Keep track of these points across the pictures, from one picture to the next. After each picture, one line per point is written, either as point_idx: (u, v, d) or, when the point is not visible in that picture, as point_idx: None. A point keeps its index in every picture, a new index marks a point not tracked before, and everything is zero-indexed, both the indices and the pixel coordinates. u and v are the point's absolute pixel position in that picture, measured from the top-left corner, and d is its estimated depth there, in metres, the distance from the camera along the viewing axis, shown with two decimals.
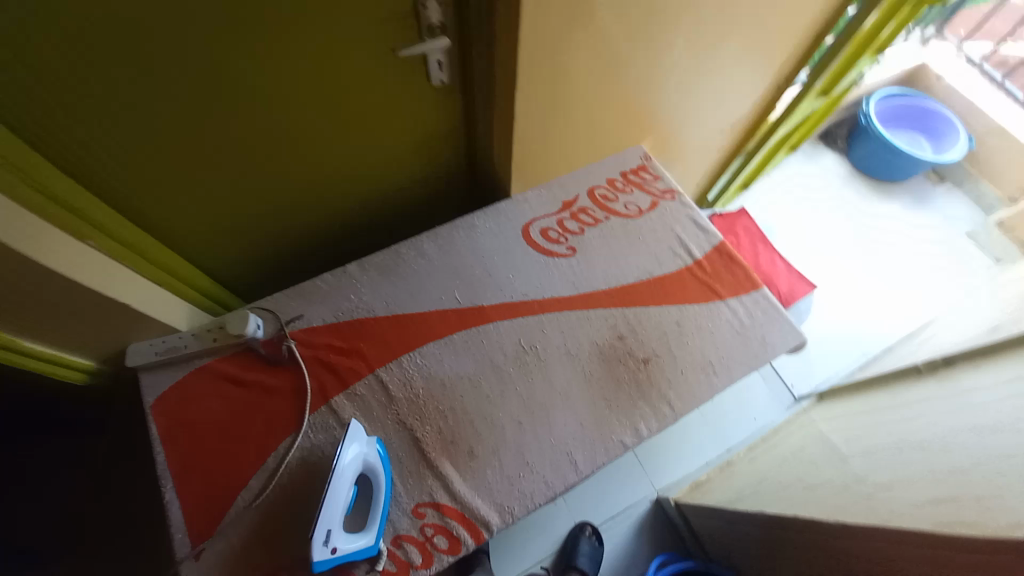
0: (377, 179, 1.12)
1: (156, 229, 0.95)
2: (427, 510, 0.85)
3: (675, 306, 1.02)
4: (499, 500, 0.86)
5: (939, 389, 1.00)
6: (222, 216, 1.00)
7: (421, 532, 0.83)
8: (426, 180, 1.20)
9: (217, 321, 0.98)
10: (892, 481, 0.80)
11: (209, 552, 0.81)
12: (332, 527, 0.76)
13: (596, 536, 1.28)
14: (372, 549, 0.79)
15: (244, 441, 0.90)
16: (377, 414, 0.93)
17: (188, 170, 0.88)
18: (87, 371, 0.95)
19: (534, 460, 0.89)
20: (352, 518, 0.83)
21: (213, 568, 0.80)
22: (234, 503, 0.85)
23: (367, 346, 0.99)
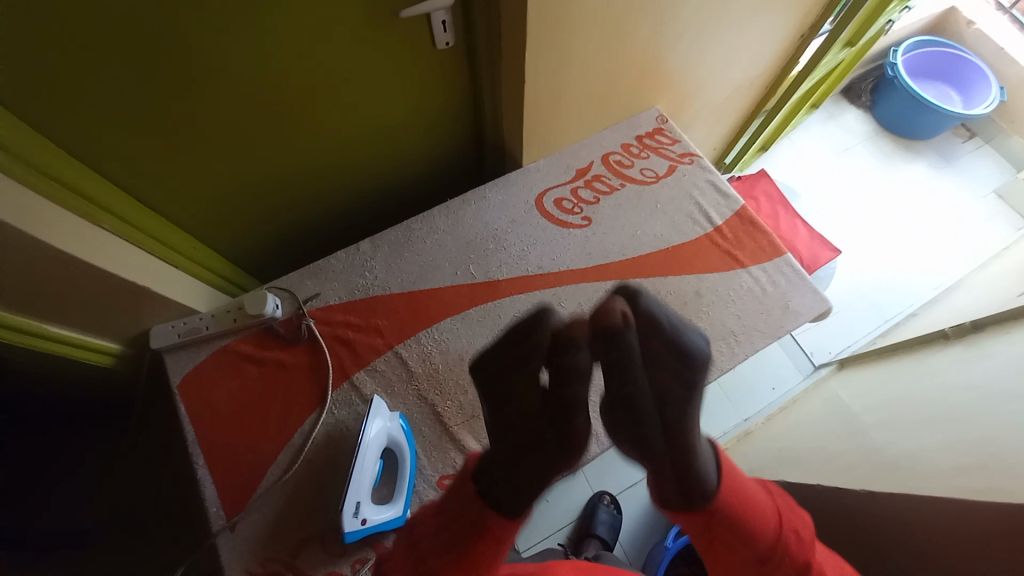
0: (387, 154, 1.09)
1: (168, 213, 0.94)
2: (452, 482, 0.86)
3: (695, 276, 1.00)
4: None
5: (966, 356, 0.98)
6: (233, 196, 0.99)
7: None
8: (435, 153, 1.17)
9: (236, 301, 0.98)
10: (919, 451, 0.79)
11: (243, 526, 0.84)
12: (362, 501, 0.78)
13: (614, 505, 1.31)
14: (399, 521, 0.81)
15: (270, 417, 0.92)
16: (398, 389, 0.94)
17: (194, 151, 0.86)
18: (114, 355, 0.98)
19: None
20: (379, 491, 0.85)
21: (248, 539, 0.83)
22: (263, 478, 0.87)
23: (384, 323, 0.99)
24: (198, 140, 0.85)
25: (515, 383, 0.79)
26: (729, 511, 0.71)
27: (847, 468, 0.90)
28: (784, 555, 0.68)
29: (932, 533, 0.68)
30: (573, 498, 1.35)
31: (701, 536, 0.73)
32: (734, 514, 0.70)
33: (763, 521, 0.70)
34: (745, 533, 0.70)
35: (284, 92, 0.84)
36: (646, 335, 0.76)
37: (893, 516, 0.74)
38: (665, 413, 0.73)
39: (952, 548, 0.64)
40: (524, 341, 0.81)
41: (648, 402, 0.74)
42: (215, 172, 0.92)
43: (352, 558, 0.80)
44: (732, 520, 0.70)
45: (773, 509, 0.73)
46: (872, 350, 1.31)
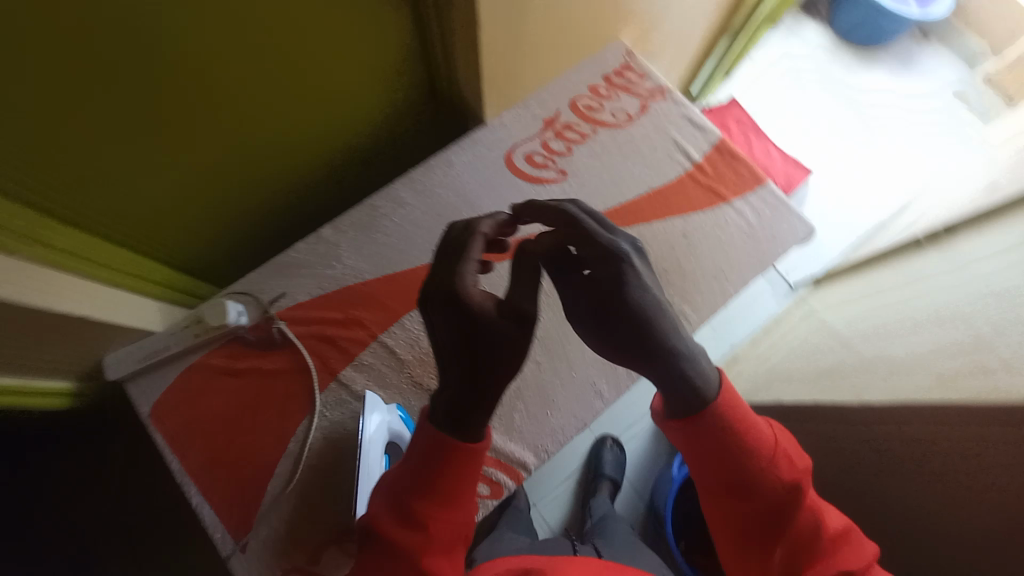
0: (336, 128, 0.99)
1: (105, 231, 0.83)
2: None
3: (679, 217, 0.96)
4: (531, 441, 0.85)
5: (939, 259, 1.00)
6: (174, 201, 0.88)
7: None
8: (388, 120, 1.06)
9: (194, 313, 0.89)
10: (909, 359, 0.80)
11: (253, 545, 0.79)
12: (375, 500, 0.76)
13: (617, 446, 1.34)
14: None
15: (259, 430, 0.86)
16: (391, 380, 0.89)
17: (119, 155, 0.75)
18: (68, 394, 0.89)
19: (559, 396, 0.88)
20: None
21: (261, 556, 0.79)
22: (265, 493, 0.82)
23: (364, 313, 0.92)
24: (119, 141, 0.73)
25: (445, 308, 0.58)
26: (724, 425, 0.62)
27: (837, 380, 0.93)
28: (776, 481, 0.60)
29: (924, 434, 0.71)
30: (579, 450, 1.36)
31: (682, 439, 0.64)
32: (731, 429, 0.62)
33: (761, 441, 0.62)
34: (740, 452, 0.61)
35: (207, 62, 0.71)
36: (575, 241, 0.63)
37: (889, 425, 0.76)
38: (618, 293, 0.59)
39: (951, 448, 0.67)
40: (448, 255, 0.61)
41: (598, 285, 0.61)
42: (142, 169, 0.79)
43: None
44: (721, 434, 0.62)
45: (771, 434, 0.64)
46: (848, 265, 1.34)
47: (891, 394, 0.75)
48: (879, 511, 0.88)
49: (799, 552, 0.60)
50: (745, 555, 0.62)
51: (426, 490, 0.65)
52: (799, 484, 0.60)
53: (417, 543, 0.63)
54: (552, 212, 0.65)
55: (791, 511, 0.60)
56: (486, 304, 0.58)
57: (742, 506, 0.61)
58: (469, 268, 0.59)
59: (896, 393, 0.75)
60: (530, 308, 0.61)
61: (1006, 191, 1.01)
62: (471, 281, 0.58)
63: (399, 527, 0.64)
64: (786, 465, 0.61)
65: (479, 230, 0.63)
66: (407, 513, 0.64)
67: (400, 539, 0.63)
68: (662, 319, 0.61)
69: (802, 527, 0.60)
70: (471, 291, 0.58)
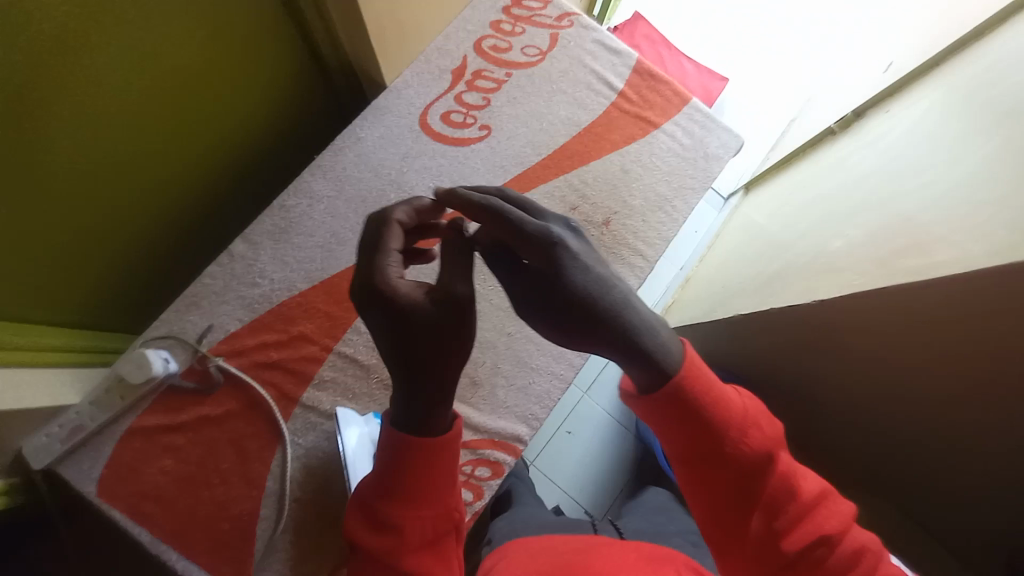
0: (201, 100, 0.87)
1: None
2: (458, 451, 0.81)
3: (615, 153, 0.93)
4: (518, 411, 0.85)
5: (855, 146, 1.05)
6: (42, 242, 0.74)
7: (463, 474, 0.80)
8: (257, 81, 0.95)
9: (114, 372, 0.78)
10: (848, 249, 0.85)
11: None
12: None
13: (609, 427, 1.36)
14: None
15: (228, 477, 0.79)
16: (360, 389, 0.83)
17: None
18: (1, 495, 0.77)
19: (536, 361, 0.87)
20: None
21: None
22: (257, 537, 0.77)
23: (310, 327, 0.84)
24: None
25: (375, 314, 0.55)
26: (697, 405, 0.60)
27: (781, 280, 0.98)
28: (748, 452, 0.60)
29: (881, 314, 0.76)
30: (574, 411, 1.27)
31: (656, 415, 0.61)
32: (703, 406, 0.60)
33: (734, 414, 0.61)
34: (712, 427, 0.60)
35: (29, 51, 0.58)
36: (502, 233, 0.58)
37: (846, 313, 0.81)
38: (556, 275, 0.54)
39: (907, 321, 0.73)
40: (367, 253, 0.57)
41: (536, 272, 0.55)
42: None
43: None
44: (692, 411, 0.60)
45: (745, 405, 0.62)
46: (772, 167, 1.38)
47: (844, 284, 0.79)
48: (841, 379, 0.98)
49: (772, 516, 0.60)
50: (720, 523, 0.62)
51: (394, 493, 0.63)
52: (771, 452, 0.60)
53: (392, 544, 0.62)
54: (473, 206, 0.59)
55: (764, 478, 0.60)
56: (411, 292, 0.55)
57: (718, 479, 0.61)
58: (390, 259, 0.56)
59: (846, 282, 0.79)
60: (465, 290, 0.57)
61: (907, 68, 1.08)
62: (390, 268, 0.55)
63: (373, 531, 0.63)
64: (760, 436, 0.61)
65: (392, 218, 0.59)
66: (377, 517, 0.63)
67: (374, 542, 0.62)
68: (610, 299, 0.54)
69: (774, 492, 0.60)
70: (391, 281, 0.54)
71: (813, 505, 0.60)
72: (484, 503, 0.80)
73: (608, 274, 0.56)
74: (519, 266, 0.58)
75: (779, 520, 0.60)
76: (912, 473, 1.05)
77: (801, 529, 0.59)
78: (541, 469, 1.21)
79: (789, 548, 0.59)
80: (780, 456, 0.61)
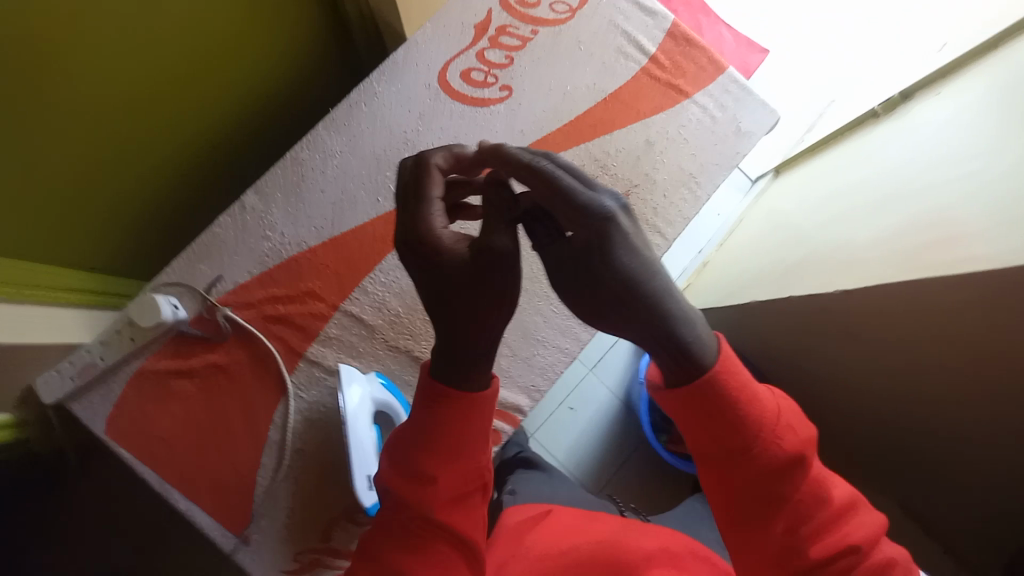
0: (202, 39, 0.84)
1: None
2: None
3: (641, 123, 0.88)
4: (521, 382, 0.84)
5: (897, 128, 0.99)
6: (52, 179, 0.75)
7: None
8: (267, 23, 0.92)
9: (125, 316, 0.79)
10: (876, 238, 0.80)
11: (258, 535, 0.77)
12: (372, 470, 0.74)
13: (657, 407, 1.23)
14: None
15: (231, 425, 0.80)
16: (364, 349, 0.83)
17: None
18: (12, 426, 0.79)
19: (542, 333, 0.85)
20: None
21: (269, 544, 0.77)
22: (257, 484, 0.78)
23: (317, 283, 0.83)
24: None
25: (418, 267, 0.54)
26: (721, 395, 0.53)
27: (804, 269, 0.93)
28: (775, 452, 0.53)
29: (908, 306, 0.73)
30: (578, 387, 1.26)
31: (682, 413, 0.55)
32: (726, 397, 0.54)
33: (762, 409, 0.54)
34: (739, 422, 0.53)
35: None
36: (542, 194, 0.52)
37: (871, 305, 0.78)
38: (598, 256, 0.49)
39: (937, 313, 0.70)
40: (412, 202, 0.54)
41: (578, 251, 0.50)
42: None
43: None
44: (718, 402, 0.53)
45: (773, 400, 0.56)
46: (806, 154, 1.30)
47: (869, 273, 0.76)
48: (858, 374, 0.95)
49: (798, 522, 0.53)
50: (739, 527, 0.55)
51: (431, 445, 0.60)
52: (800, 454, 0.54)
53: (429, 498, 0.59)
54: (520, 167, 0.54)
55: (792, 483, 0.53)
56: (451, 245, 0.53)
57: (742, 482, 0.54)
58: (432, 207, 0.53)
59: (872, 271, 0.76)
60: (506, 244, 0.53)
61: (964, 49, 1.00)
62: (432, 215, 0.53)
63: (411, 482, 0.59)
64: (789, 435, 0.54)
65: (431, 163, 0.56)
66: (414, 468, 0.59)
67: (413, 491, 0.59)
68: (652, 286, 0.50)
69: (800, 494, 0.53)
70: (431, 230, 0.53)
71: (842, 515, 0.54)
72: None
73: (655, 266, 0.51)
74: (562, 237, 0.52)
75: (806, 526, 0.53)
76: (919, 472, 1.03)
77: (830, 538, 0.53)
78: (540, 439, 1.22)
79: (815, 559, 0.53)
80: (810, 456, 0.54)
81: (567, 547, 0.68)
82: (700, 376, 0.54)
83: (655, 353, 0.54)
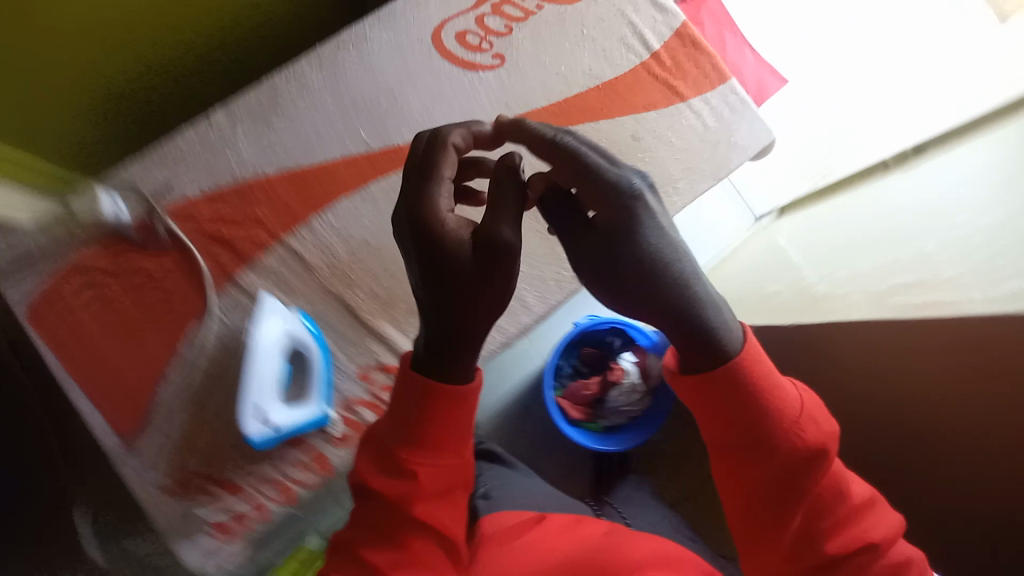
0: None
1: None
2: (374, 373, 0.79)
3: (631, 115, 0.85)
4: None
5: (909, 178, 0.91)
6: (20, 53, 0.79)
7: (368, 391, 0.79)
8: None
9: (66, 210, 0.78)
10: (861, 279, 0.72)
11: (146, 446, 0.75)
12: (266, 402, 0.73)
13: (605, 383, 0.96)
14: (311, 418, 0.76)
15: (149, 333, 0.78)
16: (299, 288, 0.80)
17: None
18: None
19: None
20: (291, 394, 0.76)
21: (156, 457, 0.75)
22: (158, 393, 0.76)
23: (265, 212, 0.82)
24: None
25: (417, 251, 0.47)
26: (740, 384, 0.43)
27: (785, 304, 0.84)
28: (793, 441, 0.43)
29: (894, 342, 0.63)
30: None
31: (696, 399, 0.45)
32: (749, 385, 0.43)
33: (781, 397, 0.43)
34: (760, 412, 0.43)
35: None
36: (568, 176, 0.47)
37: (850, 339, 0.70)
38: (624, 244, 0.44)
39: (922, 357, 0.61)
40: (415, 182, 0.48)
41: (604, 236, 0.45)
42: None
43: (276, 462, 0.76)
44: (736, 386, 0.43)
45: (796, 390, 0.45)
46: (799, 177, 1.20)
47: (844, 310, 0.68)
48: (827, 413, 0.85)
49: (810, 519, 0.43)
50: (748, 526, 0.46)
51: (415, 440, 0.52)
52: (823, 446, 0.43)
53: (419, 496, 0.53)
54: (542, 143, 0.48)
55: (814, 478, 0.43)
56: (453, 234, 0.46)
57: (751, 473, 0.44)
58: (441, 189, 0.47)
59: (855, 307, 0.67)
60: (511, 235, 0.47)
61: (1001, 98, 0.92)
62: (437, 195, 0.46)
63: (398, 478, 0.53)
64: (811, 428, 0.43)
65: (448, 141, 0.49)
66: (399, 460, 0.53)
67: (401, 487, 0.52)
68: (678, 271, 0.44)
69: (817, 493, 0.43)
70: (434, 211, 0.46)
71: (860, 513, 0.44)
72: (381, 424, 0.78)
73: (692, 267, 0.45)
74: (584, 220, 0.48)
75: (820, 526, 0.43)
76: None
77: (846, 531, 0.43)
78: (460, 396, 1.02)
79: (828, 560, 0.43)
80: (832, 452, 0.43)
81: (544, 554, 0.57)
82: (719, 366, 0.43)
83: (668, 336, 0.45)
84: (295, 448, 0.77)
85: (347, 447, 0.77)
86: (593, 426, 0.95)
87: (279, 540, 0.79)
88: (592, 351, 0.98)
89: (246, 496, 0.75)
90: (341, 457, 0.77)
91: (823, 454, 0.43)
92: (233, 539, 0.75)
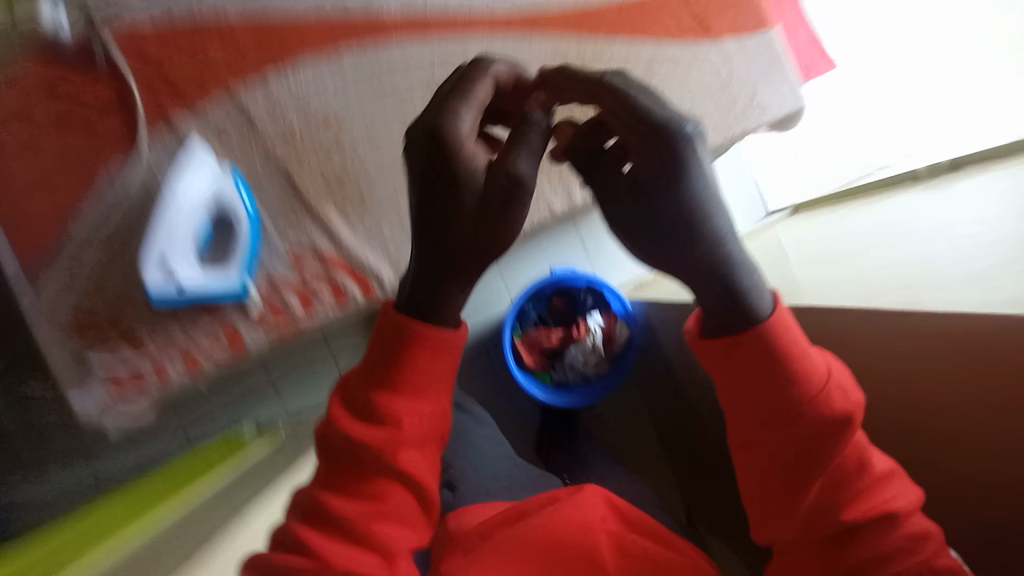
0: None
1: None
2: (308, 257, 0.59)
3: (648, 42, 0.67)
4: (389, 253, 0.60)
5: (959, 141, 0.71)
6: None
7: (301, 277, 0.58)
8: None
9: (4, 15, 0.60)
10: (859, 280, 0.51)
11: (48, 281, 0.57)
12: (178, 253, 0.55)
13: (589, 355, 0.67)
14: (229, 286, 0.56)
15: (62, 166, 0.59)
16: (236, 149, 0.60)
17: None
18: None
19: None
20: (209, 255, 0.56)
21: (49, 310, 0.56)
22: (63, 233, 0.58)
23: (217, 52, 0.61)
24: None
25: (422, 186, 0.36)
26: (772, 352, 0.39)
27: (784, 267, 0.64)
28: (812, 409, 0.38)
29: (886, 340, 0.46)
30: None
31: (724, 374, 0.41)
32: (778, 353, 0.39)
33: (808, 358, 0.39)
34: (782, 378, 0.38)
35: None
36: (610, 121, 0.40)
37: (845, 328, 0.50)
38: (669, 189, 0.38)
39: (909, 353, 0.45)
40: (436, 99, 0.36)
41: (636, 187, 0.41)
42: None
43: (185, 327, 0.57)
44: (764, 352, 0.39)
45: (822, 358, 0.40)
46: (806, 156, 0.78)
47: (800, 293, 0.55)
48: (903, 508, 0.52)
49: (830, 499, 0.37)
50: (762, 503, 0.40)
51: (397, 384, 0.37)
52: (843, 416, 0.37)
53: (398, 450, 0.37)
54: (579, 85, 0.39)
55: (831, 449, 0.37)
56: (467, 173, 0.35)
57: (769, 443, 0.39)
58: (466, 106, 0.35)
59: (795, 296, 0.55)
60: (529, 171, 0.36)
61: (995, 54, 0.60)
62: (463, 119, 0.34)
63: (373, 423, 0.37)
64: (837, 397, 0.38)
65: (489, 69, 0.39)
66: (375, 406, 0.37)
67: (377, 439, 0.37)
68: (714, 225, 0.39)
69: (842, 470, 0.37)
70: (455, 136, 0.34)
71: (879, 488, 0.37)
72: (315, 314, 0.58)
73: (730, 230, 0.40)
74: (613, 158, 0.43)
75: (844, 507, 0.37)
76: None
77: (861, 505, 0.37)
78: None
79: (850, 544, 0.37)
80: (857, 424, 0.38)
81: (539, 519, 0.42)
82: (749, 327, 0.39)
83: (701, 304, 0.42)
84: (206, 316, 0.57)
85: (267, 330, 0.57)
86: (541, 378, 0.68)
87: (219, 418, 0.73)
88: (564, 301, 0.68)
89: (150, 354, 0.56)
90: (261, 341, 0.57)
91: (842, 425, 0.37)
92: (131, 398, 0.56)
